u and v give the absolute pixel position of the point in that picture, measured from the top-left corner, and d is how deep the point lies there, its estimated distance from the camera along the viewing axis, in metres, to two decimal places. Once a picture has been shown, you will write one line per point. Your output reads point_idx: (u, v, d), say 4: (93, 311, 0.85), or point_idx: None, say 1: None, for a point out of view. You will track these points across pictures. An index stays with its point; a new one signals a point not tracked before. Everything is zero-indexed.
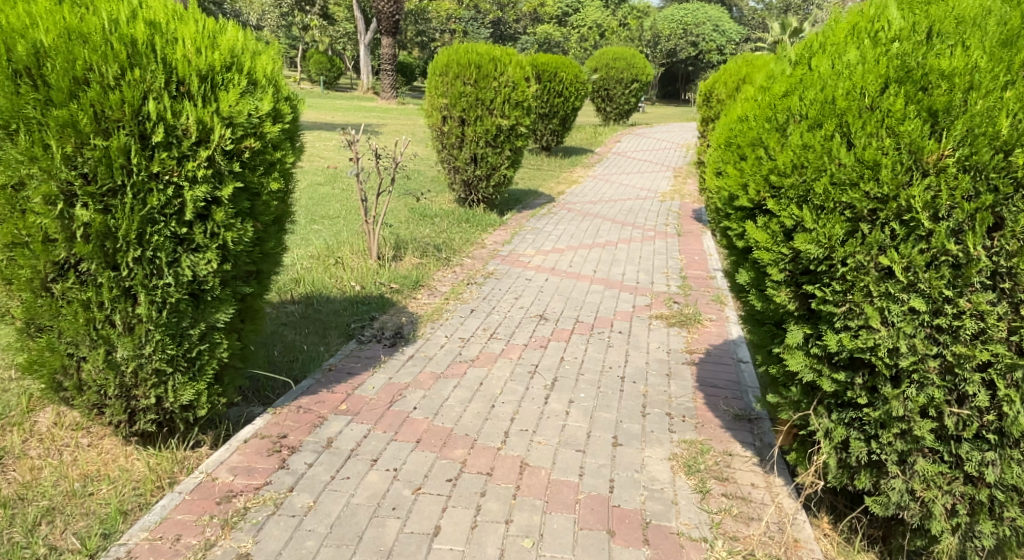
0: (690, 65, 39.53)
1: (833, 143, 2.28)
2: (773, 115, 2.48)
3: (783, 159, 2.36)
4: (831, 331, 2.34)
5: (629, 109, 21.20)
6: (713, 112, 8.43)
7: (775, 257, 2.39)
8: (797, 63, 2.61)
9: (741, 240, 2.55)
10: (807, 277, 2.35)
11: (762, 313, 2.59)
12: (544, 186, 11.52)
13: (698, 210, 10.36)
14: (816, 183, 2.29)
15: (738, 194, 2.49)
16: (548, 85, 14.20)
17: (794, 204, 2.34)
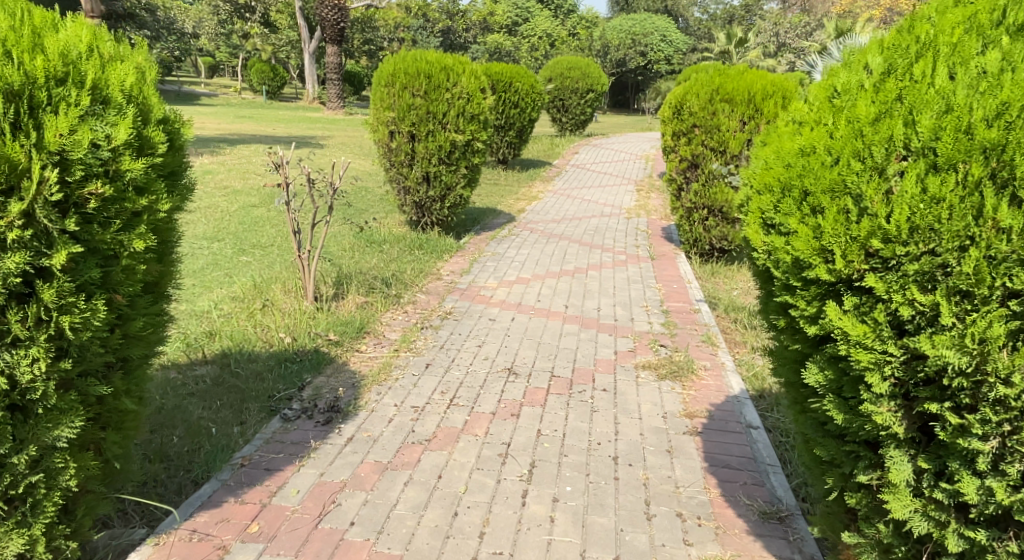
0: (641, 75, 39.35)
1: (981, 197, 1.87)
2: (865, 150, 2.06)
3: (894, 216, 1.95)
4: (974, 475, 1.93)
5: (585, 120, 20.61)
6: (684, 125, 7.76)
7: (876, 358, 2.01)
8: (880, 78, 2.21)
9: (811, 325, 2.17)
10: (931, 391, 1.97)
11: (848, 431, 2.19)
12: (502, 203, 10.75)
13: (668, 227, 9.68)
14: (956, 252, 1.88)
15: (811, 263, 2.08)
16: (504, 94, 13.46)
17: (913, 283, 1.94)
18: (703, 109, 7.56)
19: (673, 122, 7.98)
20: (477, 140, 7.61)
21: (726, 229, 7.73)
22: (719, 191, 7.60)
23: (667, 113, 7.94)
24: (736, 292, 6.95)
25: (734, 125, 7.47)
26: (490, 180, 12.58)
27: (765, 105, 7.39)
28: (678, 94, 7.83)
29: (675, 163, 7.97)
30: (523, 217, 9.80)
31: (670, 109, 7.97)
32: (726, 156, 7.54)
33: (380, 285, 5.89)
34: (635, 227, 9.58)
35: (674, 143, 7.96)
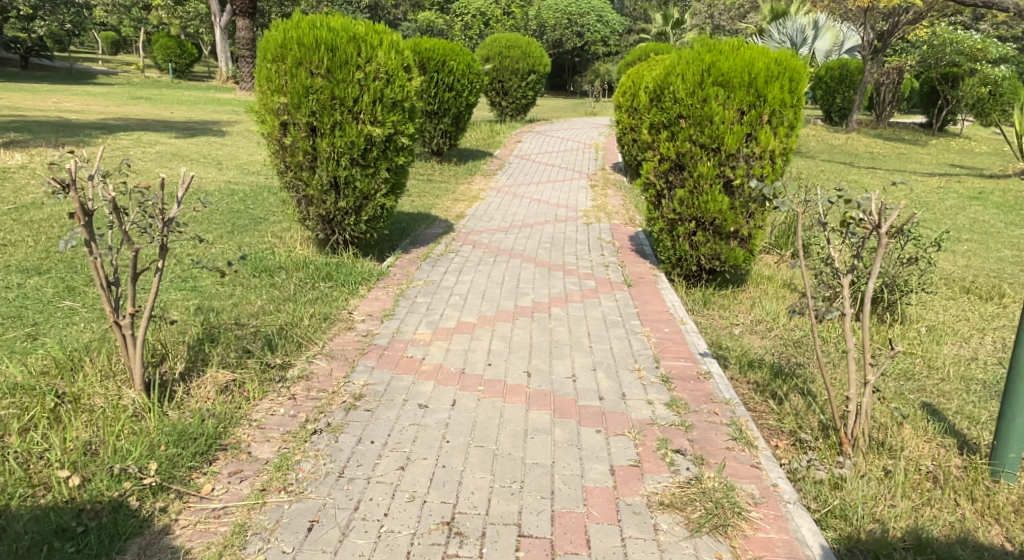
0: (578, 57, 37.91)
1: None
2: None
3: None
4: None
5: (527, 104, 18.93)
6: (666, 113, 6.21)
7: None
8: None
9: None
10: None
11: None
12: (437, 205, 8.98)
13: (637, 236, 8.08)
14: None
15: None
16: (437, 75, 11.65)
17: None
18: (691, 93, 6.02)
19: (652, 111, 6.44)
20: (401, 133, 5.83)
21: (718, 247, 6.21)
22: (712, 199, 6.05)
23: (644, 98, 6.38)
24: (738, 336, 5.46)
25: (730, 113, 5.92)
26: (421, 176, 10.77)
27: (769, 89, 5.86)
28: (659, 76, 6.28)
29: (653, 162, 6.40)
30: (465, 226, 8.04)
31: (648, 94, 6.39)
32: (720, 153, 5.99)
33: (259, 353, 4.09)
34: (602, 237, 7.94)
35: (653, 135, 6.37)
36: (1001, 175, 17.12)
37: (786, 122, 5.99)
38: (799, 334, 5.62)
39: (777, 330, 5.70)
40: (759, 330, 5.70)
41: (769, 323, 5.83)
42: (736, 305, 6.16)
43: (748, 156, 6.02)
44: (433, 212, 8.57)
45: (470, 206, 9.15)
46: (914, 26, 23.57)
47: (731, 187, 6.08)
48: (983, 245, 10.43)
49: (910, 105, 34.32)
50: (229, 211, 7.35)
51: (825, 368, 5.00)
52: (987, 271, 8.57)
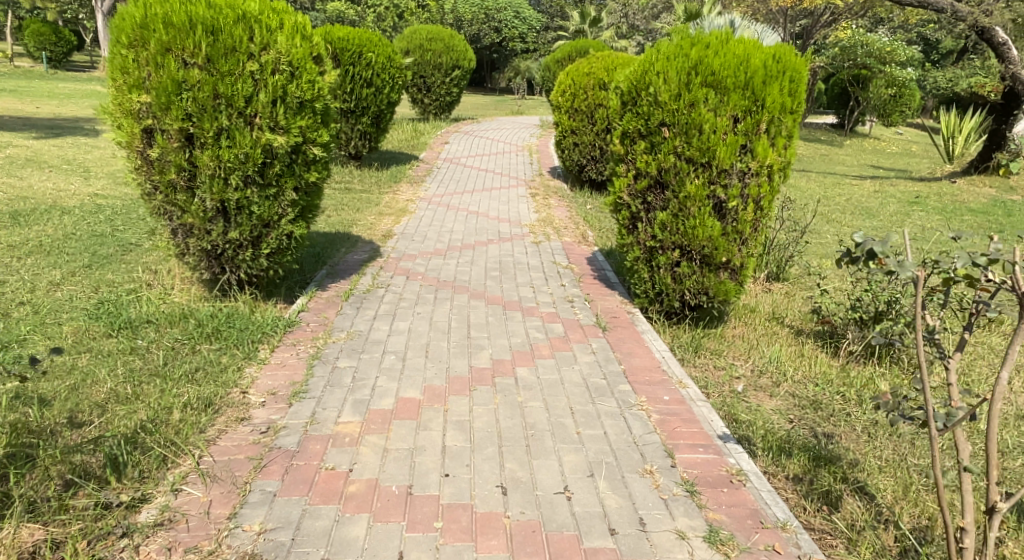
0: (496, 53, 36.76)
1: None
2: None
3: None
4: None
5: (450, 102, 17.67)
6: (642, 118, 5.09)
7: None
8: None
9: None
10: None
11: None
12: (358, 220, 7.62)
13: (595, 257, 6.97)
14: None
15: None
16: (353, 69, 10.24)
17: None
18: (673, 94, 4.91)
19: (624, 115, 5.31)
20: (311, 143, 4.48)
21: (708, 280, 5.12)
22: (701, 224, 4.96)
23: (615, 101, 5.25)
24: (745, 398, 4.40)
25: (722, 121, 4.83)
26: (337, 186, 9.36)
27: (768, 91, 4.81)
28: (633, 74, 5.16)
29: (626, 176, 5.29)
30: (395, 248, 6.72)
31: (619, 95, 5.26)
32: (709, 168, 4.90)
33: (93, 489, 2.74)
34: (555, 260, 6.76)
35: (626, 145, 5.25)
36: (929, 177, 16.96)
37: (786, 131, 4.95)
38: (811, 389, 4.61)
39: (785, 382, 4.67)
40: (765, 383, 4.65)
41: (773, 372, 4.80)
42: (729, 348, 5.09)
43: (742, 172, 4.95)
44: (352, 230, 7.21)
45: (397, 221, 7.82)
46: (831, 27, 23.62)
47: (722, 209, 5.00)
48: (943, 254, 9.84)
49: (822, 106, 34.72)
50: (90, 235, 5.81)
51: (862, 442, 4.00)
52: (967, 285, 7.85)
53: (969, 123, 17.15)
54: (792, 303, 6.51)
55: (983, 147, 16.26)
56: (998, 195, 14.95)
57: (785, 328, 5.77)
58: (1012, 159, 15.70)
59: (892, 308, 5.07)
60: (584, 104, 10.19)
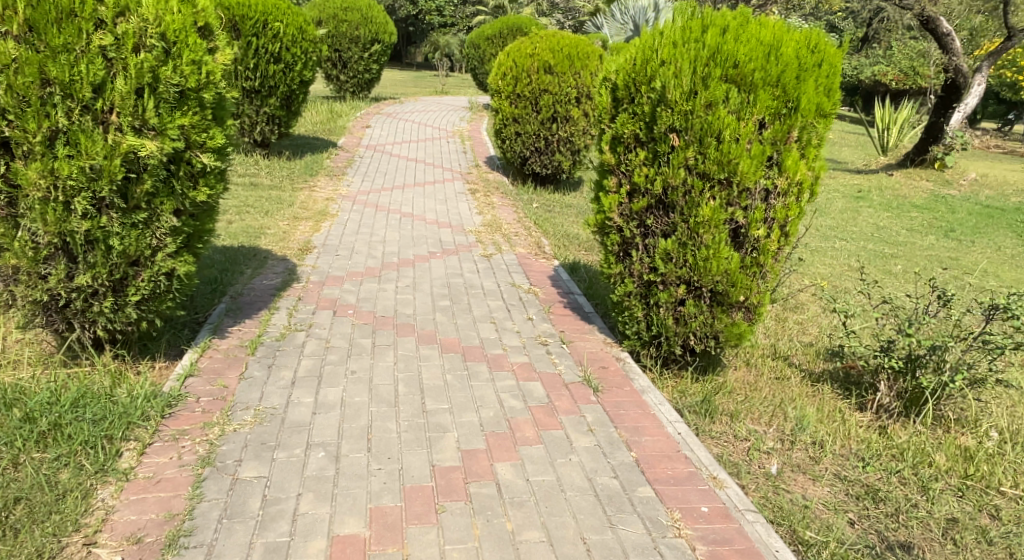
0: (412, 25, 35.07)
1: None
2: None
3: None
4: None
5: (370, 80, 16.23)
6: (641, 119, 4.01)
7: None
8: None
9: None
10: None
11: None
12: (265, 226, 6.29)
13: (559, 276, 5.94)
14: None
15: None
16: (256, 40, 8.77)
17: None
18: (685, 90, 3.83)
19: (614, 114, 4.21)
20: (200, 146, 3.29)
21: (719, 322, 4.09)
22: (716, 255, 3.93)
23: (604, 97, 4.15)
24: (784, 486, 3.53)
25: (747, 127, 3.80)
26: (239, 182, 7.99)
27: (802, 90, 3.80)
28: (628, 62, 4.06)
29: (617, 190, 4.21)
30: (315, 267, 5.47)
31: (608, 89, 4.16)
32: (729, 186, 3.86)
33: None
34: (513, 284, 5.66)
35: (618, 151, 4.15)
36: (866, 169, 16.62)
37: (819, 139, 3.98)
38: (859, 469, 3.79)
39: (825, 458, 3.83)
40: (801, 458, 3.81)
41: (807, 443, 3.94)
42: (746, 409, 4.16)
43: (766, 190, 3.94)
44: (258, 239, 5.89)
45: (315, 227, 6.54)
46: None
47: (739, 235, 3.99)
48: (908, 259, 9.27)
49: None
50: None
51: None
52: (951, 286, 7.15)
53: (903, 113, 17.00)
54: (786, 332, 5.68)
55: (918, 140, 16.05)
56: (936, 188, 14.71)
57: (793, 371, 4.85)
58: (947, 152, 15.56)
59: (935, 355, 4.28)
60: (527, 89, 9.47)
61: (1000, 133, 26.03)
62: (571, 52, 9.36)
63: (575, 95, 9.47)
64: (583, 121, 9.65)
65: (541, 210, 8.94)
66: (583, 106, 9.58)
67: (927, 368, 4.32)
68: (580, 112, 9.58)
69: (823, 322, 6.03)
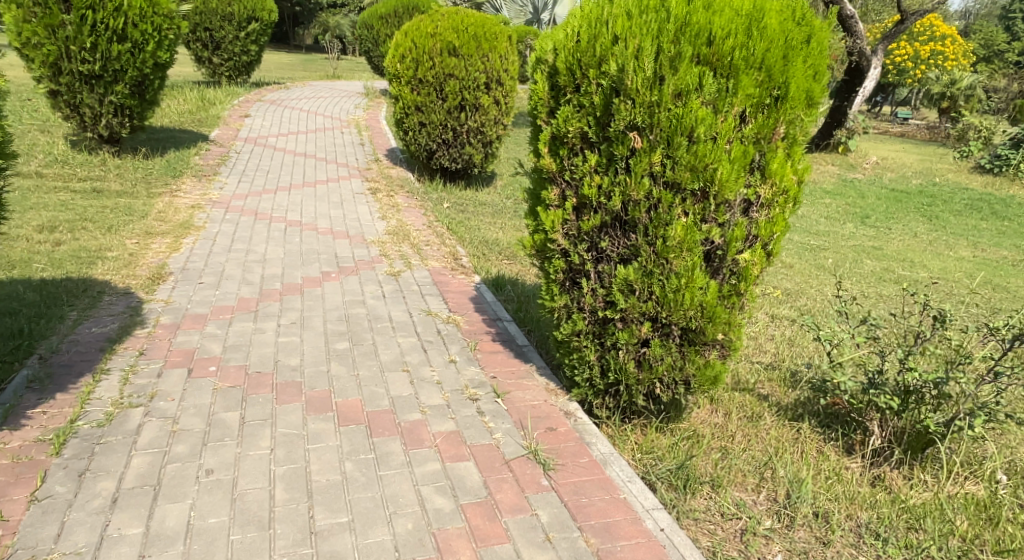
0: (300, 6, 33.04)
1: None
2: None
3: None
4: None
5: (249, 63, 14.86)
6: (588, 113, 3.02)
7: None
8: None
9: None
10: None
11: None
12: (108, 254, 5.62)
13: (485, 305, 5.06)
14: None
15: None
16: (93, 13, 8.36)
17: None
18: (646, 73, 2.85)
19: (554, 107, 3.17)
20: None
21: (692, 363, 3.22)
22: (689, 285, 3.03)
23: (540, 84, 3.14)
24: None
25: (729, 122, 2.84)
26: (80, 190, 7.63)
27: (793, 74, 2.87)
28: (568, 39, 3.04)
29: (560, 205, 3.25)
30: (168, 303, 4.75)
31: (545, 74, 3.15)
32: (704, 198, 2.94)
33: None
34: (427, 321, 4.68)
35: (560, 154, 3.15)
36: None
37: (809, 137, 3.05)
38: (873, 548, 2.99)
39: (836, 537, 3.01)
40: (805, 541, 2.98)
41: (808, 514, 3.11)
42: (726, 470, 3.31)
43: (745, 202, 3.02)
44: (92, 267, 5.24)
45: (173, 247, 6.00)
46: None
47: (715, 258, 3.07)
48: (836, 250, 8.75)
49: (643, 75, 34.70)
50: None
51: None
52: (891, 287, 6.62)
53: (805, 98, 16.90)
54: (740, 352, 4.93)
55: (821, 124, 15.86)
56: (841, 172, 14.56)
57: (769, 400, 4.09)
58: (849, 136, 15.49)
59: (935, 388, 3.45)
60: (430, 73, 8.44)
61: (886, 121, 26.74)
62: (477, 32, 8.41)
63: (484, 80, 8.55)
64: (494, 110, 8.78)
65: (453, 217, 8.09)
66: (492, 93, 8.70)
67: (925, 403, 3.51)
68: (490, 99, 8.69)
69: (775, 335, 5.32)
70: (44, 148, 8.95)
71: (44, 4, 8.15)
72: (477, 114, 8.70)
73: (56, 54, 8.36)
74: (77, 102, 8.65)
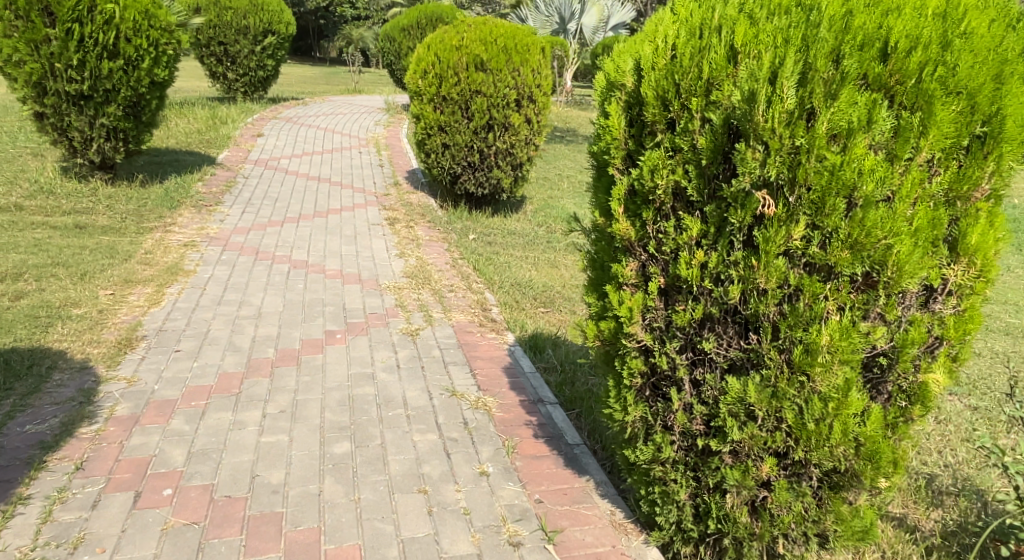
0: (324, 18, 33.14)
1: None
2: None
3: None
4: None
5: (267, 78, 14.14)
6: (687, 162, 2.05)
7: None
8: None
9: None
10: None
11: None
12: (75, 313, 4.87)
13: (523, 380, 4.02)
14: None
15: None
16: (80, 27, 7.58)
17: None
18: (785, 104, 1.85)
19: (633, 153, 2.19)
20: None
21: (833, 513, 2.15)
22: (840, 413, 1.97)
23: (614, 118, 2.16)
24: None
25: (915, 176, 1.82)
26: (60, 227, 7.05)
27: (1010, 103, 1.82)
28: (658, 55, 2.08)
29: (642, 285, 2.27)
30: (130, 383, 3.89)
31: (620, 104, 2.18)
32: (872, 289, 1.91)
33: None
34: (451, 404, 3.68)
35: (644, 216, 2.17)
36: None
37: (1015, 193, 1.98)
38: None
39: None
40: None
41: None
42: None
43: (925, 290, 1.99)
44: (48, 332, 4.48)
45: (153, 301, 5.22)
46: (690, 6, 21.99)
47: (875, 369, 2.03)
48: None
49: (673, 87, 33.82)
50: None
51: None
52: (1006, 338, 5.48)
53: None
54: None
55: None
56: None
57: (910, 523, 3.01)
58: None
59: None
60: (454, 89, 7.52)
61: None
62: (507, 44, 7.52)
63: (514, 97, 7.59)
64: (525, 130, 7.80)
65: (479, 251, 7.10)
66: (524, 111, 7.73)
67: None
68: (522, 118, 7.72)
69: None
70: (31, 175, 8.42)
71: (26, 17, 7.39)
72: (510, 134, 7.73)
73: (40, 73, 7.58)
74: (65, 125, 7.87)
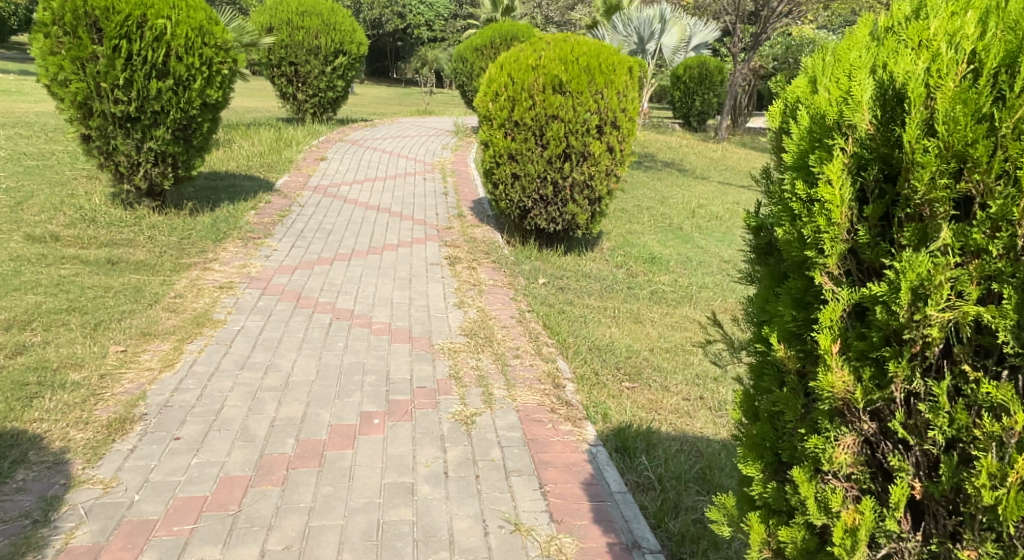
0: (400, 40, 33.08)
1: None
2: None
3: None
4: None
5: (337, 98, 13.55)
6: (997, 280, 1.48)
7: None
8: None
9: None
10: None
11: None
12: (73, 376, 4.11)
13: (621, 498, 3.09)
14: None
15: None
16: (128, 44, 6.94)
17: None
18: None
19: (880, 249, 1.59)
20: None
21: None
22: None
23: (838, 188, 1.57)
24: None
25: None
26: (91, 262, 6.39)
27: None
28: (943, 79, 1.51)
29: (874, 487, 1.71)
30: (105, 489, 3.06)
31: (846, 162, 1.60)
32: None
33: None
34: (512, 548, 2.74)
35: (888, 366, 1.59)
36: None
37: None
38: None
39: None
40: None
41: None
42: None
43: None
44: (29, 408, 3.67)
45: (166, 363, 4.39)
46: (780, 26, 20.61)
47: None
48: None
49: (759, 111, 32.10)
50: None
51: None
52: None
53: None
54: None
55: None
56: None
57: None
58: None
59: None
60: (528, 113, 6.61)
61: None
62: (590, 63, 6.59)
63: (596, 123, 6.64)
64: (606, 159, 6.80)
65: (549, 301, 6.11)
66: (606, 138, 6.74)
67: None
68: (603, 146, 6.74)
69: None
70: (75, 202, 7.87)
71: (73, 33, 6.82)
72: (589, 164, 6.74)
73: (85, 93, 6.96)
74: (110, 148, 7.24)
